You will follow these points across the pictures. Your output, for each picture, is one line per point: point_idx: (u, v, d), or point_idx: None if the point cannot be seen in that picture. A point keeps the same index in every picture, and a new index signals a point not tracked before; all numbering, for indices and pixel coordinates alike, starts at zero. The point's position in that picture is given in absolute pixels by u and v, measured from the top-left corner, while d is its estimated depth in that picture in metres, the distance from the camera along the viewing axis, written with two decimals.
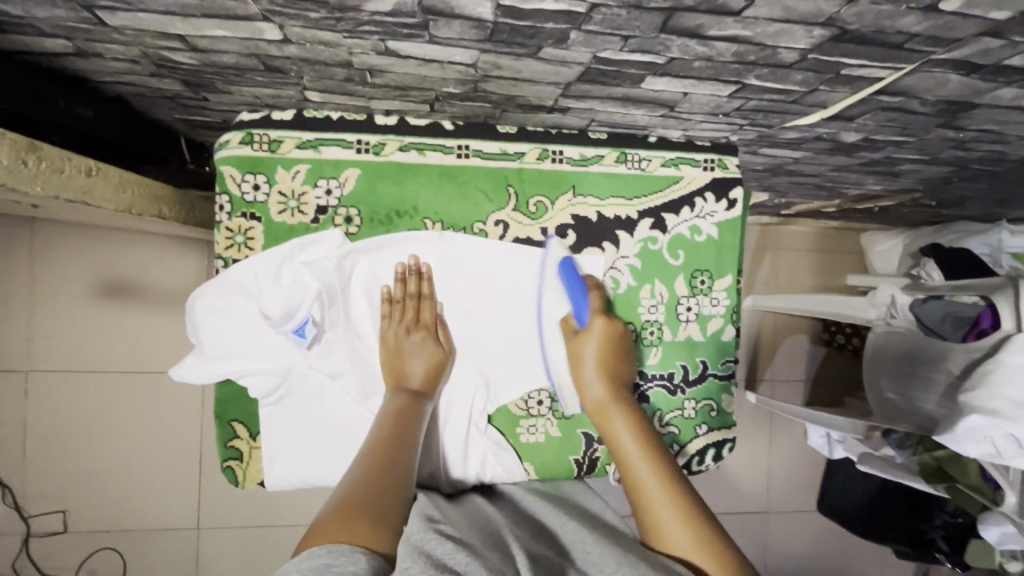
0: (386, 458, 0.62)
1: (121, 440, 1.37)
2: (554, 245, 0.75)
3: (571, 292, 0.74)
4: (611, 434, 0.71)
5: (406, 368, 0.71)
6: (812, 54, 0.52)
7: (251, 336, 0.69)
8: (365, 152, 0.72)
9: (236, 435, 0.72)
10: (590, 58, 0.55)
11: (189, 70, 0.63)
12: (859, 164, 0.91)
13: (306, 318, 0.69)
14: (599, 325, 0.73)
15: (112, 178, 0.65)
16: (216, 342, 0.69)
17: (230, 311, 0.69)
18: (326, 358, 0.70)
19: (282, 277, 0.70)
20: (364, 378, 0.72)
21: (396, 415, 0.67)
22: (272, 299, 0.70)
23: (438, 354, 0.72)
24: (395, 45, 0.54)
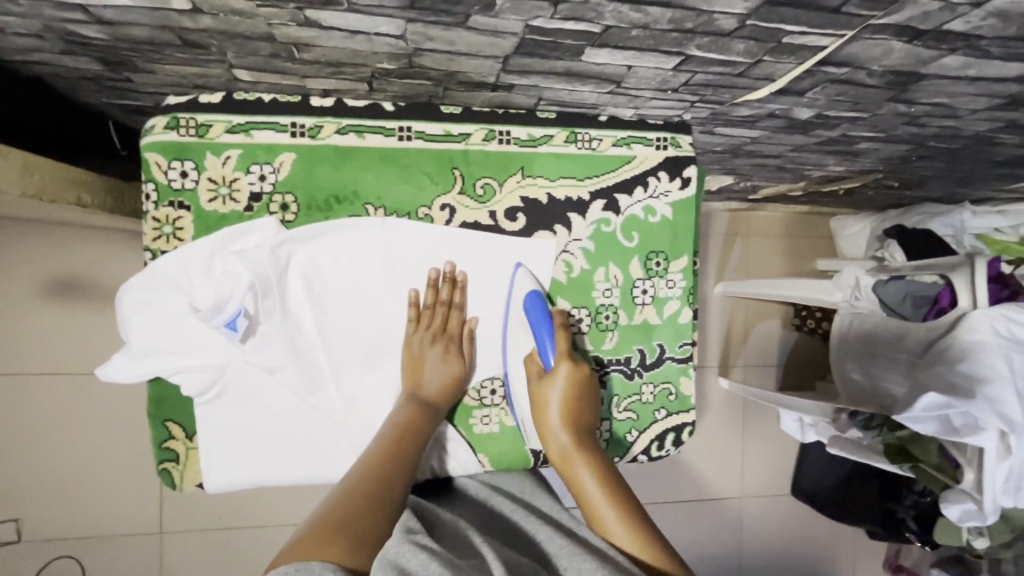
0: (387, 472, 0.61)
1: (73, 445, 1.32)
2: (521, 276, 0.73)
3: (538, 330, 0.70)
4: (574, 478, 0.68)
5: (421, 380, 0.69)
6: (751, 21, 0.51)
7: (182, 332, 0.65)
8: (300, 135, 0.69)
9: (171, 436, 0.67)
10: (522, 27, 0.52)
11: (102, 45, 0.59)
12: (817, 143, 0.90)
13: (238, 310, 0.64)
14: (564, 371, 0.69)
15: (15, 160, 0.61)
16: (146, 338, 0.65)
17: (160, 306, 0.65)
18: (263, 353, 0.67)
19: (215, 268, 0.66)
20: (305, 374, 0.68)
21: (404, 431, 0.65)
22: (204, 291, 0.65)
23: (458, 368, 0.71)
24: (315, 14, 0.51)
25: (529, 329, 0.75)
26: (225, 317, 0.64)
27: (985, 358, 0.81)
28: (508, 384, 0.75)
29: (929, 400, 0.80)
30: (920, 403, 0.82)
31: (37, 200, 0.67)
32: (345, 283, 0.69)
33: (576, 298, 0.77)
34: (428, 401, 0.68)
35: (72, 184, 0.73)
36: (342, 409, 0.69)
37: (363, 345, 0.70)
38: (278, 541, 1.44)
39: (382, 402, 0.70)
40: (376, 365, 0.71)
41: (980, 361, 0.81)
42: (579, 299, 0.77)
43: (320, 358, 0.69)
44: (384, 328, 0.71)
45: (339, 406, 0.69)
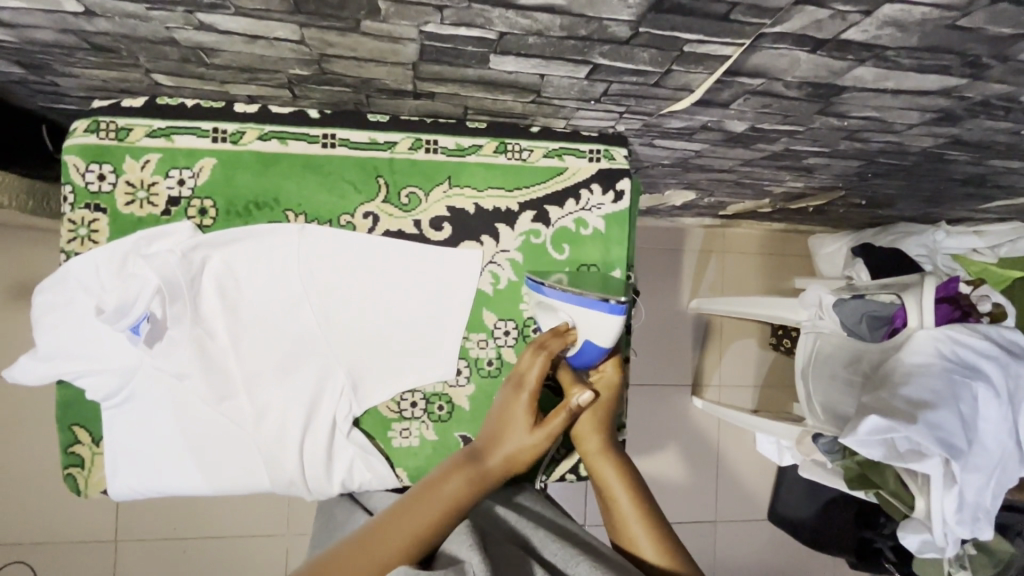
0: (424, 538, 0.56)
1: (28, 449, 1.32)
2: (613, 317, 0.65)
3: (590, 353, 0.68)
4: (603, 481, 0.67)
5: (498, 443, 0.64)
6: (644, 28, 0.50)
7: (90, 334, 0.65)
8: (222, 140, 0.69)
9: (77, 440, 0.66)
10: (416, 33, 0.52)
11: (14, 48, 0.59)
12: (763, 157, 0.88)
13: (143, 314, 0.64)
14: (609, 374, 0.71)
15: None
16: (53, 340, 0.64)
17: (69, 308, 0.65)
18: (171, 360, 0.66)
19: (126, 271, 0.66)
20: (212, 381, 0.67)
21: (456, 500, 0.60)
22: (111, 293, 0.65)
23: (533, 452, 0.64)
24: (207, 19, 0.51)
25: (452, 341, 0.73)
26: (127, 322, 0.63)
27: (926, 381, 0.79)
28: (430, 397, 0.73)
29: (871, 423, 0.77)
30: (864, 427, 0.78)
31: None
32: (260, 290, 0.68)
33: (503, 309, 0.75)
34: (492, 475, 0.62)
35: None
36: (252, 419, 0.68)
37: (278, 354, 0.69)
38: (233, 554, 1.41)
39: (294, 413, 0.68)
40: (290, 375, 0.69)
41: (922, 385, 0.79)
42: (506, 310, 0.75)
43: (232, 365, 0.68)
44: (300, 336, 0.69)
45: (248, 417, 0.68)
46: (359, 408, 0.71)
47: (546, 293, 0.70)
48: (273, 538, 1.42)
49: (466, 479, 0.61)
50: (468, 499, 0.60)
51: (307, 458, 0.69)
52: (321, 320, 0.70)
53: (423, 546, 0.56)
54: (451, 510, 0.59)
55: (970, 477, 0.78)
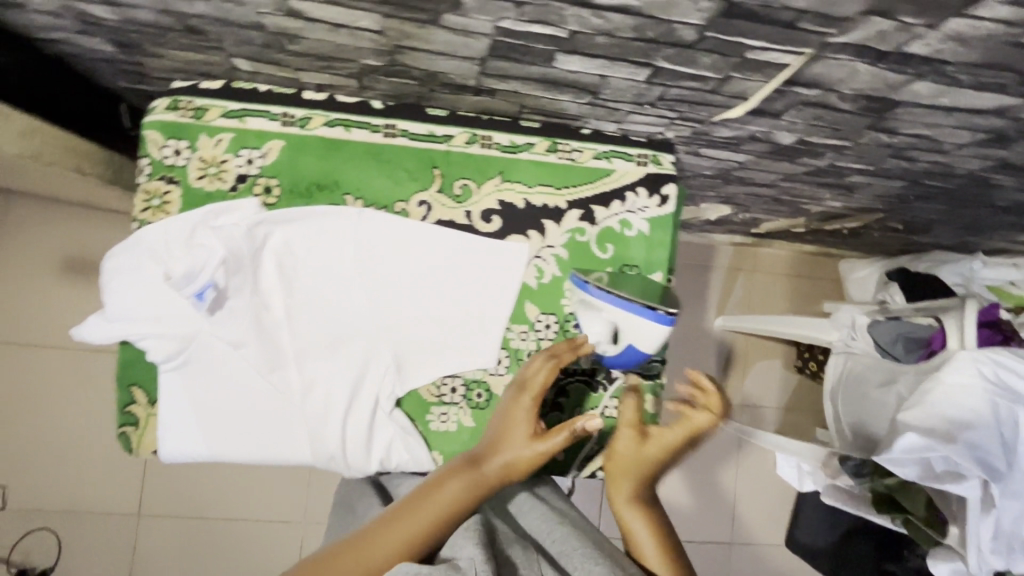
0: (422, 543, 0.57)
1: (69, 418, 1.39)
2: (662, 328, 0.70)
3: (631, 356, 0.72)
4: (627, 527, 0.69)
5: (496, 449, 0.66)
6: (710, 33, 0.52)
7: (155, 299, 0.68)
8: (290, 124, 0.73)
9: (133, 400, 0.69)
10: (492, 28, 0.55)
11: (113, 27, 0.64)
12: (806, 172, 0.90)
13: (207, 283, 0.66)
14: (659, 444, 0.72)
15: None
16: (120, 303, 0.68)
17: (137, 272, 0.68)
18: (231, 328, 0.68)
19: (192, 240, 0.68)
20: (267, 353, 0.69)
21: (455, 505, 0.61)
22: (177, 261, 0.68)
23: (534, 460, 0.66)
24: (298, 5, 0.55)
25: (494, 332, 0.75)
26: (195, 288, 0.66)
27: (963, 402, 0.79)
28: (469, 383, 0.75)
29: (907, 441, 0.76)
30: (900, 446, 0.77)
31: None
32: (316, 268, 0.71)
33: (545, 303, 0.77)
34: (490, 481, 0.64)
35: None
36: (299, 393, 0.70)
37: (327, 330, 0.71)
38: (248, 538, 1.43)
39: (340, 389, 0.71)
40: (337, 352, 0.71)
41: (960, 405, 0.79)
42: (548, 305, 0.77)
43: (285, 337, 0.70)
44: (350, 315, 0.72)
45: (296, 390, 0.70)
46: (402, 389, 0.73)
47: (591, 293, 0.72)
48: (289, 525, 1.44)
49: (464, 483, 0.63)
50: (467, 504, 0.62)
51: (349, 434, 0.71)
52: (372, 301, 0.72)
53: (420, 549, 0.57)
54: (449, 515, 0.60)
55: (1009, 503, 0.78)
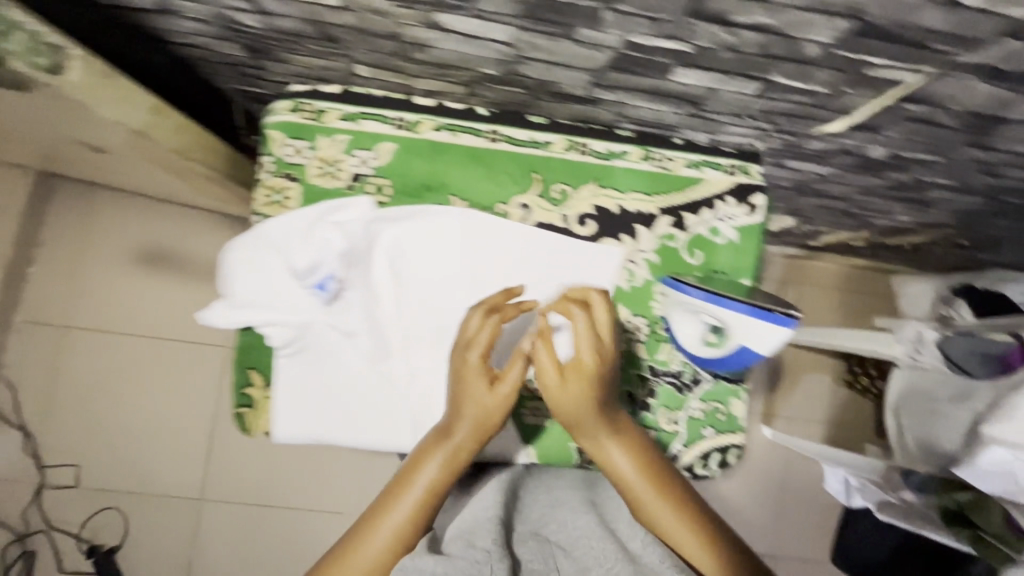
0: (410, 524, 0.62)
1: (139, 403, 1.45)
2: (771, 328, 0.70)
3: (736, 355, 0.73)
4: (609, 462, 0.67)
5: (457, 421, 0.66)
6: (836, 50, 0.54)
7: (278, 289, 0.73)
8: (402, 128, 0.77)
9: (250, 382, 0.73)
10: (620, 42, 0.58)
11: (253, 34, 0.68)
12: (886, 186, 0.91)
13: (329, 275, 0.73)
14: (584, 356, 0.64)
15: None
16: (245, 291, 0.73)
17: (261, 262, 0.73)
18: (343, 320, 0.74)
19: (312, 234, 0.73)
20: (376, 344, 0.74)
21: (435, 484, 0.64)
22: (299, 254, 0.73)
23: (495, 412, 0.66)
24: (441, 18, 0.59)
25: None
26: (315, 280, 0.73)
27: None
28: None
29: (994, 454, 0.79)
30: (987, 458, 0.80)
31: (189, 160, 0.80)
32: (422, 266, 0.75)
33: (635, 306, 0.79)
34: (463, 452, 0.65)
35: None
36: (403, 382, 0.74)
37: (431, 325, 0.75)
38: (303, 527, 1.47)
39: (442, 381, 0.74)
40: (440, 347, 0.75)
41: None
42: (639, 307, 0.79)
43: (392, 330, 0.74)
44: (452, 311, 0.75)
45: (400, 380, 0.74)
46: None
47: (687, 291, 0.74)
48: (342, 516, 1.47)
49: (438, 463, 0.64)
50: (443, 477, 0.64)
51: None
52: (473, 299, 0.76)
53: (414, 534, 0.62)
54: (428, 497, 0.64)
55: None
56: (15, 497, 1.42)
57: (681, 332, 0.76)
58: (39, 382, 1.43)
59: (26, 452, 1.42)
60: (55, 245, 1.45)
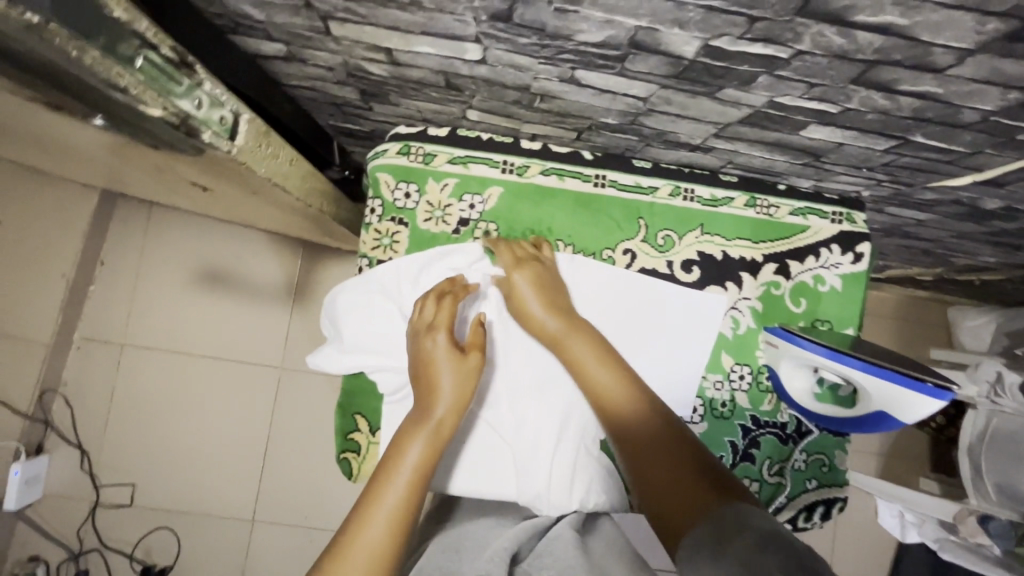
0: (403, 509, 0.56)
1: (193, 422, 1.45)
2: (916, 402, 0.63)
3: (864, 418, 0.69)
4: (573, 359, 0.69)
5: (434, 395, 0.63)
6: (996, 117, 0.53)
7: (386, 333, 0.73)
8: (509, 172, 0.76)
9: (356, 428, 0.74)
10: (765, 101, 0.57)
11: (373, 80, 0.68)
12: (984, 232, 0.90)
13: None
14: (518, 275, 0.71)
15: (301, 169, 0.75)
16: (356, 335, 0.73)
17: (371, 307, 0.74)
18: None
19: (421, 280, 0.74)
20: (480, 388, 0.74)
21: (420, 465, 0.59)
22: (410, 300, 0.73)
23: (472, 376, 0.65)
24: (582, 74, 0.58)
25: (692, 380, 0.77)
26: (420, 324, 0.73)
27: None
28: None
29: None
30: None
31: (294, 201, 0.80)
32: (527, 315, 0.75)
33: (739, 354, 0.78)
34: (446, 428, 0.62)
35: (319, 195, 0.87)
36: (507, 433, 0.74)
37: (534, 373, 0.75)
38: None
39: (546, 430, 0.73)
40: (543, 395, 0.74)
41: None
42: (742, 355, 0.78)
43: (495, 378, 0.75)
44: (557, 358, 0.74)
45: (505, 431, 0.74)
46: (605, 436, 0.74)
47: (803, 345, 0.69)
48: None
49: (424, 442, 0.61)
50: (429, 455, 0.60)
51: (553, 474, 0.71)
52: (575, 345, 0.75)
53: (409, 515, 0.56)
54: (419, 477, 0.59)
55: None
56: (70, 515, 1.43)
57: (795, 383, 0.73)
58: (98, 401, 1.44)
59: (82, 470, 1.43)
60: (113, 265, 1.47)
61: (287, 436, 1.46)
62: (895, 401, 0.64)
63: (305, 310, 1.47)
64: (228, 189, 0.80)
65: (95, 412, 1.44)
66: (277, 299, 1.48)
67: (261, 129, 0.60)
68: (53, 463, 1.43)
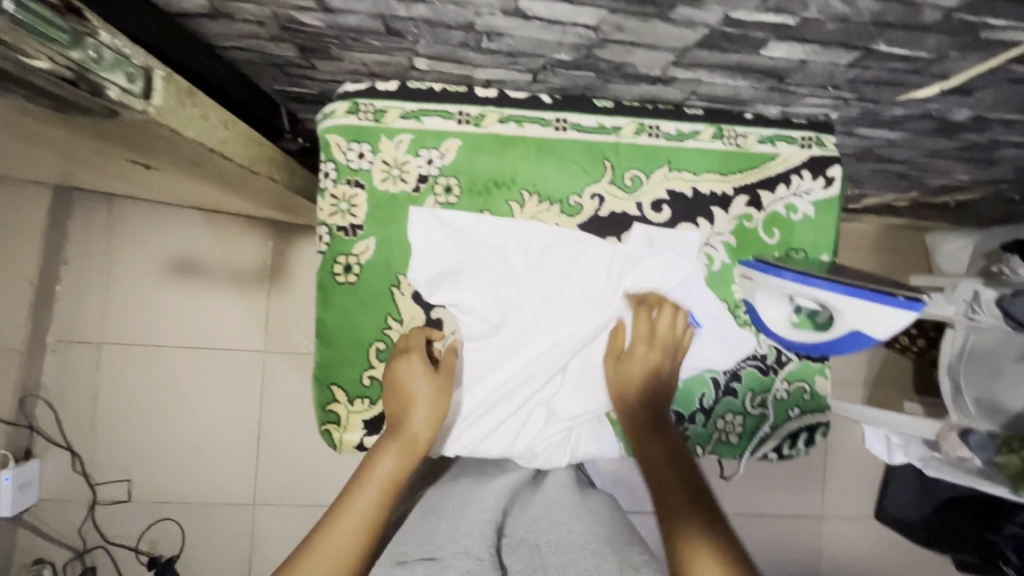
0: (370, 520, 0.57)
1: (181, 414, 1.44)
2: (896, 315, 0.63)
3: (843, 341, 0.69)
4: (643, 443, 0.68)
5: (411, 409, 0.65)
6: (957, 14, 0.51)
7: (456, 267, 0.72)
8: (466, 123, 0.73)
9: (334, 399, 0.73)
10: (719, 19, 0.54)
11: (310, 33, 0.64)
12: (955, 147, 0.88)
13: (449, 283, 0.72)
14: (640, 349, 0.71)
15: (242, 131, 0.72)
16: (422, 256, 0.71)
17: (434, 236, 0.71)
18: (476, 338, 0.73)
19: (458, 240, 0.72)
20: (509, 368, 0.71)
21: (393, 477, 0.61)
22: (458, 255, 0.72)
23: (446, 397, 0.66)
24: (525, 4, 0.54)
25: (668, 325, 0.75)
26: (442, 293, 0.72)
27: None
28: None
29: None
30: None
31: (246, 171, 0.78)
32: (545, 278, 0.73)
33: (716, 290, 0.77)
34: (421, 442, 0.64)
35: (269, 161, 0.82)
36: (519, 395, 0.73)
37: (559, 340, 0.71)
38: None
39: (573, 396, 0.73)
40: (556, 364, 0.71)
41: None
42: (720, 292, 0.77)
43: (524, 356, 0.71)
44: (572, 330, 0.72)
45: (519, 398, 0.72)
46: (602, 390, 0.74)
47: (783, 277, 0.68)
48: None
49: (397, 455, 0.62)
50: (405, 474, 0.62)
51: (550, 436, 0.72)
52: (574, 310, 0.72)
53: (377, 524, 0.58)
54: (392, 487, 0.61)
55: None
56: (69, 516, 1.42)
57: (774, 319, 0.73)
58: (82, 402, 1.42)
59: (75, 471, 1.42)
60: (76, 263, 1.42)
61: (277, 419, 1.45)
62: (864, 315, 0.64)
63: (281, 291, 1.44)
64: (170, 164, 0.76)
65: (79, 412, 1.42)
66: (254, 284, 1.45)
67: (181, 87, 0.58)
68: (45, 467, 1.41)
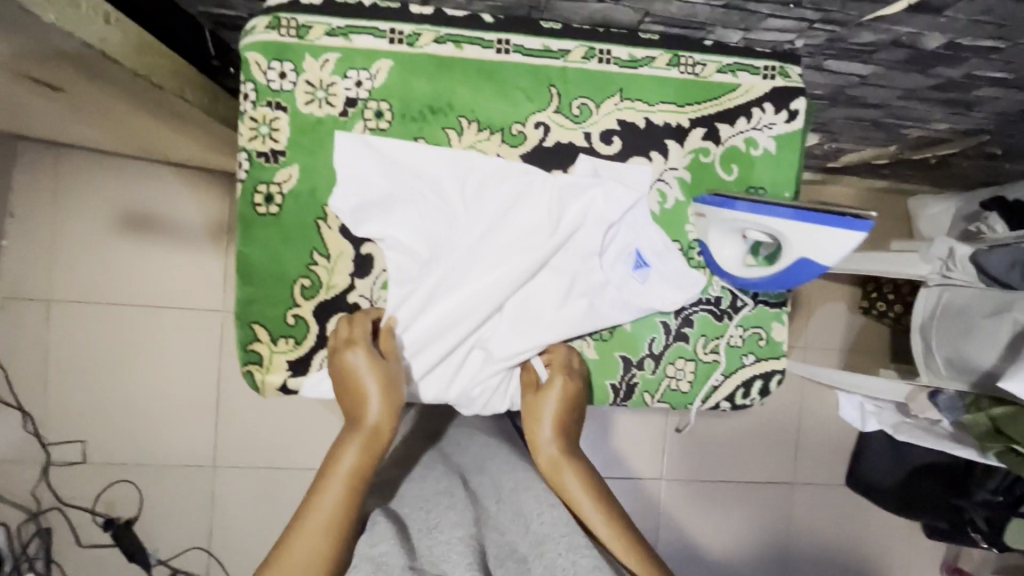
0: (338, 519, 0.56)
1: (137, 373, 1.39)
2: (845, 238, 0.60)
3: (795, 273, 0.65)
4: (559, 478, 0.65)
5: (365, 402, 0.63)
6: None
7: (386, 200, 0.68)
8: (398, 42, 0.67)
9: (256, 338, 0.70)
10: None
11: None
12: (931, 86, 0.84)
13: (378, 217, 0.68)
14: (560, 382, 0.69)
15: (130, 32, 0.65)
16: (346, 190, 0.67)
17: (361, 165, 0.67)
18: (411, 277, 0.69)
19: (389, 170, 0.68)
20: (443, 307, 0.69)
21: (356, 471, 0.60)
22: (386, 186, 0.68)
23: (395, 385, 0.65)
24: None
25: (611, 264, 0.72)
26: (370, 227, 0.68)
27: None
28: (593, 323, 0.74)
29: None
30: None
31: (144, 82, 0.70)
32: (482, 211, 0.69)
33: (669, 230, 0.73)
34: (379, 432, 0.63)
35: (174, 75, 0.75)
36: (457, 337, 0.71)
37: (496, 275, 0.68)
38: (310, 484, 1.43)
39: (512, 337, 0.71)
40: (493, 304, 0.69)
41: None
42: (672, 232, 0.73)
43: (459, 296, 0.68)
44: (510, 268, 0.68)
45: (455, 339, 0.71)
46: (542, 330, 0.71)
47: (737, 207, 0.65)
48: None
49: (358, 448, 0.61)
50: (370, 463, 0.61)
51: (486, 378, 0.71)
52: (513, 245, 0.69)
53: (344, 520, 0.57)
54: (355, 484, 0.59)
55: None
56: (22, 477, 1.38)
57: (726, 256, 0.69)
58: (33, 360, 1.37)
59: (26, 431, 1.37)
60: (20, 215, 1.35)
61: (236, 379, 1.41)
62: (813, 239, 0.61)
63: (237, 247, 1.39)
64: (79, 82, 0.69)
65: (29, 371, 1.37)
66: (211, 240, 1.39)
67: None
68: None
